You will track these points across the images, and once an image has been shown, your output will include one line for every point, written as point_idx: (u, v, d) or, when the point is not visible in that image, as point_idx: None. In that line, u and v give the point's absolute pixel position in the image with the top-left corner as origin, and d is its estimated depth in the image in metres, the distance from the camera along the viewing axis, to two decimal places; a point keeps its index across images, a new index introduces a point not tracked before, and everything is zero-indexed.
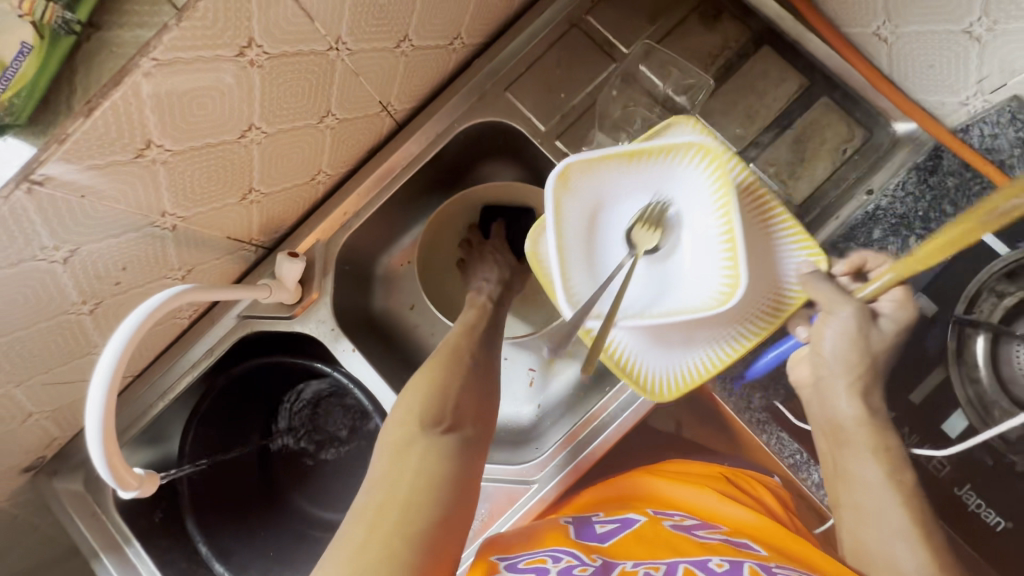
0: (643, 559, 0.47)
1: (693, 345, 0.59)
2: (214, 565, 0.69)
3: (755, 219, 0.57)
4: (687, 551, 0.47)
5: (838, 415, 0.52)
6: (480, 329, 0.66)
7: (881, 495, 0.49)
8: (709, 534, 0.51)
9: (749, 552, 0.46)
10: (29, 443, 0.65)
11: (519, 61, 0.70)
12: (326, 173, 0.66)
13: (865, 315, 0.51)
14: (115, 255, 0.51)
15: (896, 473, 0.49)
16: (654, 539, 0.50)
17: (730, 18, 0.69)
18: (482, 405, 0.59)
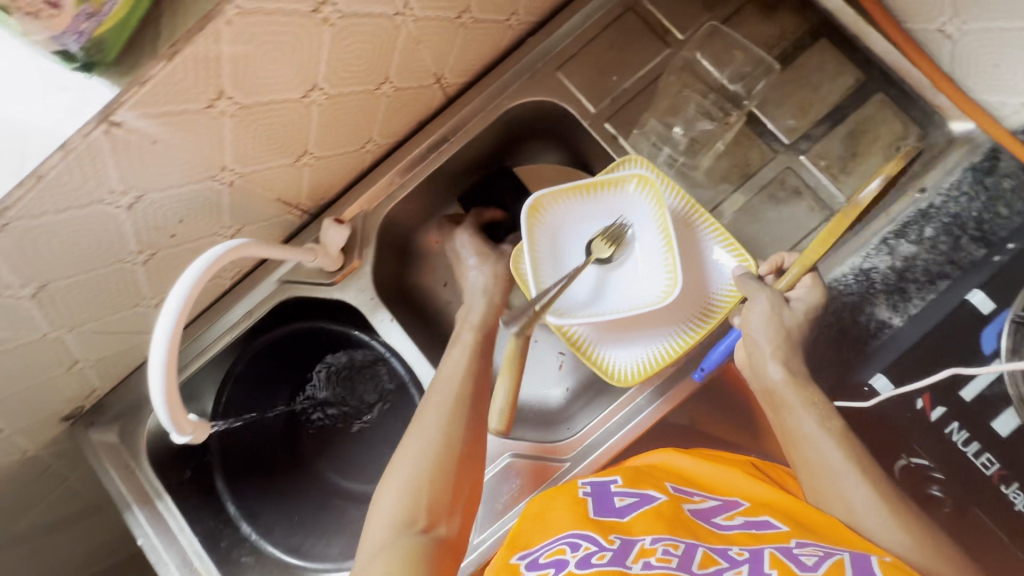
0: (660, 535, 0.46)
1: (650, 336, 0.67)
2: (241, 524, 0.71)
3: (691, 231, 0.66)
4: (705, 537, 0.46)
5: (770, 380, 0.55)
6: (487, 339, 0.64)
7: (822, 445, 0.51)
8: (727, 520, 0.49)
9: (768, 536, 0.46)
10: (71, 392, 0.66)
11: (572, 42, 0.70)
12: (375, 142, 0.66)
13: (777, 299, 0.56)
14: (175, 207, 0.52)
15: (828, 423, 0.52)
16: (675, 517, 0.48)
17: (788, 9, 0.69)
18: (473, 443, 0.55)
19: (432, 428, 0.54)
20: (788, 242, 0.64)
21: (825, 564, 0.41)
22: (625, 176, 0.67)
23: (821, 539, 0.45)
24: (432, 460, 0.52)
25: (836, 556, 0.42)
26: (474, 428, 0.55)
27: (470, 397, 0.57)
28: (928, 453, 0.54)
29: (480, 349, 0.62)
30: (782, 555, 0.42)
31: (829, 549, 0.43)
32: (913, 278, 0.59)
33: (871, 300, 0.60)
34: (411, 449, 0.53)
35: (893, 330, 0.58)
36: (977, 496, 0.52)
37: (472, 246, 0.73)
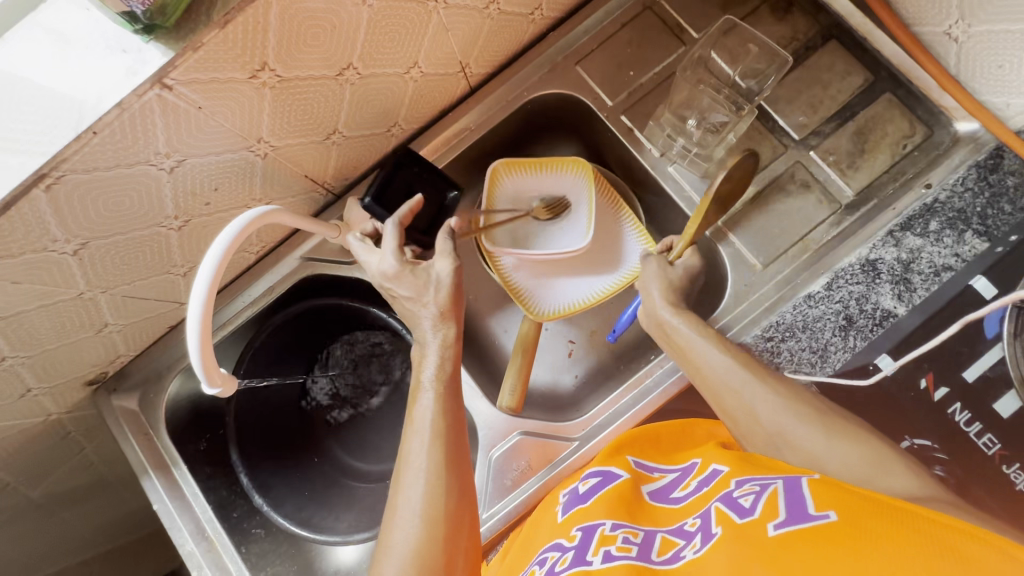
0: (620, 521, 0.48)
1: (571, 289, 0.76)
2: (254, 496, 0.72)
3: (611, 214, 0.77)
4: (663, 521, 0.49)
5: (657, 312, 0.60)
6: (451, 382, 0.59)
7: (700, 347, 0.55)
8: (683, 491, 0.52)
9: (714, 488, 0.48)
10: (97, 356, 0.67)
11: (592, 37, 0.73)
12: (400, 126, 0.69)
13: (662, 262, 0.63)
14: (212, 174, 0.55)
15: (707, 332, 0.56)
16: (634, 501, 0.51)
17: (800, 11, 0.71)
18: (459, 497, 0.53)
19: (412, 507, 0.52)
20: (797, 233, 0.66)
21: (761, 499, 0.43)
22: (566, 160, 0.74)
23: (759, 471, 0.48)
24: (416, 545, 0.50)
25: (771, 486, 0.44)
26: (455, 503, 0.53)
27: (446, 473, 0.53)
28: (930, 434, 0.57)
29: (447, 401, 0.57)
30: (725, 506, 0.44)
31: (766, 480, 0.45)
32: (918, 270, 0.61)
33: (877, 289, 0.61)
34: (397, 543, 0.51)
35: (897, 319, 0.60)
36: (982, 477, 0.54)
37: (405, 280, 0.60)
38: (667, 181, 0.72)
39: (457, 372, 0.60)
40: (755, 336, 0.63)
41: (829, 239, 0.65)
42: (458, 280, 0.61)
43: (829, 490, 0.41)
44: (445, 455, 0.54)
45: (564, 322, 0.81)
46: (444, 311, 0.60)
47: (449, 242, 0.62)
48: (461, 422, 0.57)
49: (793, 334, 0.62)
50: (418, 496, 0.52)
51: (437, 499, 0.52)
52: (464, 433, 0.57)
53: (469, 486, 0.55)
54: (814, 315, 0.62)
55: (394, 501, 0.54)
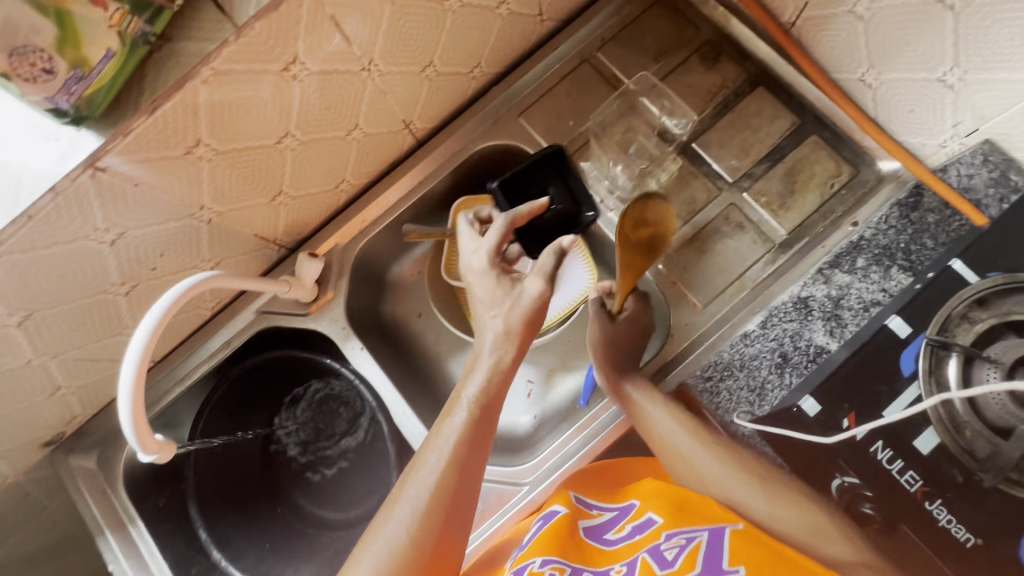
0: (550, 557, 0.51)
1: None
2: (212, 551, 0.73)
3: None
4: (591, 560, 0.53)
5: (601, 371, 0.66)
6: (479, 412, 0.53)
7: (650, 409, 0.61)
8: (616, 534, 0.55)
9: (644, 538, 0.52)
10: (53, 418, 0.69)
11: (533, 90, 0.77)
12: (349, 182, 0.72)
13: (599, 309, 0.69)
14: (156, 243, 0.57)
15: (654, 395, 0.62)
16: (566, 537, 0.55)
17: (728, 60, 0.75)
18: (448, 526, 0.49)
19: (400, 526, 0.48)
20: (733, 272, 0.69)
21: (684, 553, 0.48)
22: None
23: (689, 523, 0.52)
24: (387, 570, 0.46)
25: (696, 539, 0.49)
26: (444, 527, 0.49)
27: (447, 498, 0.49)
28: (857, 470, 0.56)
29: (473, 436, 0.52)
30: (651, 557, 0.49)
31: (692, 532, 0.50)
32: (848, 305, 0.63)
33: (809, 327, 0.63)
34: (373, 555, 0.47)
35: (829, 355, 0.61)
36: (907, 513, 0.53)
37: (489, 284, 0.60)
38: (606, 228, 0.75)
39: (498, 399, 0.55)
40: (693, 373, 0.65)
41: (764, 277, 0.68)
42: (541, 308, 0.58)
43: (744, 549, 0.47)
44: (454, 485, 0.50)
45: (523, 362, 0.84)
46: (514, 334, 0.56)
47: (551, 261, 0.60)
48: (481, 455, 0.52)
49: (731, 373, 0.63)
50: (409, 510, 0.48)
51: (431, 523, 0.48)
52: (478, 466, 0.52)
53: (467, 519, 0.50)
54: (750, 353, 0.64)
55: (385, 508, 0.50)
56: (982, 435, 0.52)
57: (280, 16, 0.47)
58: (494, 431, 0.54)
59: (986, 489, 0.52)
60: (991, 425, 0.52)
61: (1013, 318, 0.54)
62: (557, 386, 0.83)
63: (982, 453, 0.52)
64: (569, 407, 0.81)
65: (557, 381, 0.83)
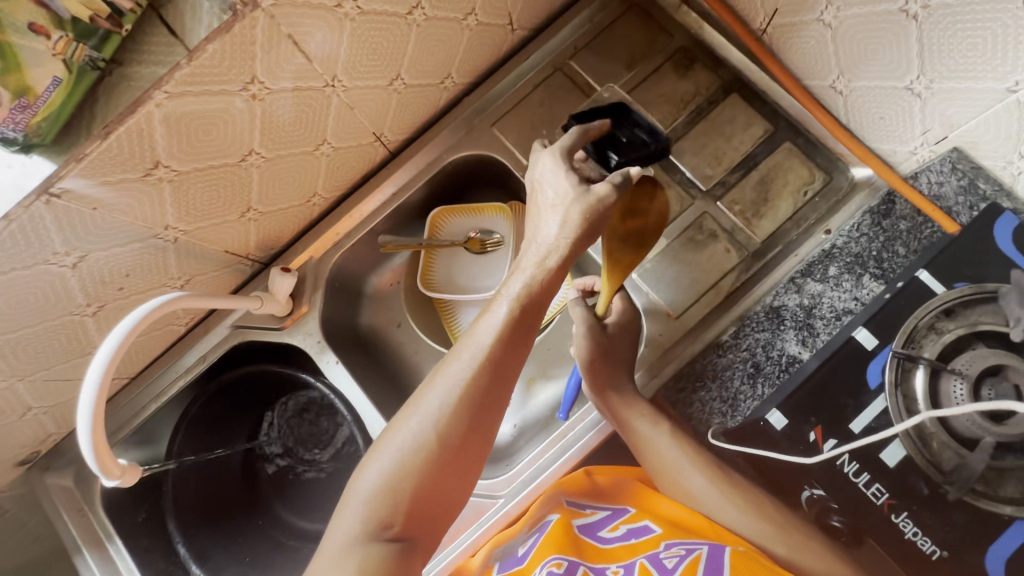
0: (549, 557, 0.53)
1: None
2: (190, 567, 0.72)
3: None
4: (589, 555, 0.53)
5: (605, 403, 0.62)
6: (524, 307, 0.50)
7: (660, 446, 0.58)
8: (611, 532, 0.56)
9: (643, 544, 0.53)
10: (27, 437, 0.69)
11: (506, 100, 0.77)
12: (321, 196, 0.72)
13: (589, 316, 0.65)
14: (120, 263, 0.56)
15: (658, 423, 0.60)
16: (564, 536, 0.55)
17: (701, 67, 0.75)
18: (477, 425, 0.47)
19: (430, 412, 0.46)
20: (707, 281, 0.69)
21: (683, 563, 0.48)
22: (483, 205, 0.82)
23: (686, 535, 0.53)
24: (411, 457, 0.45)
25: (695, 551, 0.50)
26: (473, 422, 0.47)
27: (478, 394, 0.47)
28: (822, 483, 0.56)
29: (513, 332, 0.49)
30: (650, 564, 0.50)
31: (692, 544, 0.51)
32: (820, 314, 0.63)
33: (781, 336, 0.63)
34: (399, 438, 0.46)
35: (801, 364, 0.61)
36: (872, 525, 0.53)
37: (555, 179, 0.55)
38: None
39: (543, 300, 0.51)
40: (666, 385, 0.65)
41: (738, 285, 0.67)
42: (603, 213, 0.53)
43: (744, 564, 0.48)
44: (487, 379, 0.47)
45: None
46: (572, 231, 0.52)
47: (620, 177, 0.54)
48: (518, 358, 0.49)
49: (703, 384, 0.64)
50: (439, 400, 0.46)
51: (460, 417, 0.46)
52: (514, 368, 0.49)
53: (497, 418, 0.48)
54: (722, 364, 0.64)
55: (417, 390, 0.48)
56: (948, 445, 0.52)
57: (234, 37, 0.47)
58: (534, 333, 0.51)
59: (951, 501, 0.52)
60: (957, 437, 0.52)
61: (981, 328, 0.54)
62: (537, 395, 0.83)
63: (947, 465, 0.52)
64: (548, 417, 0.80)
65: (537, 390, 0.83)
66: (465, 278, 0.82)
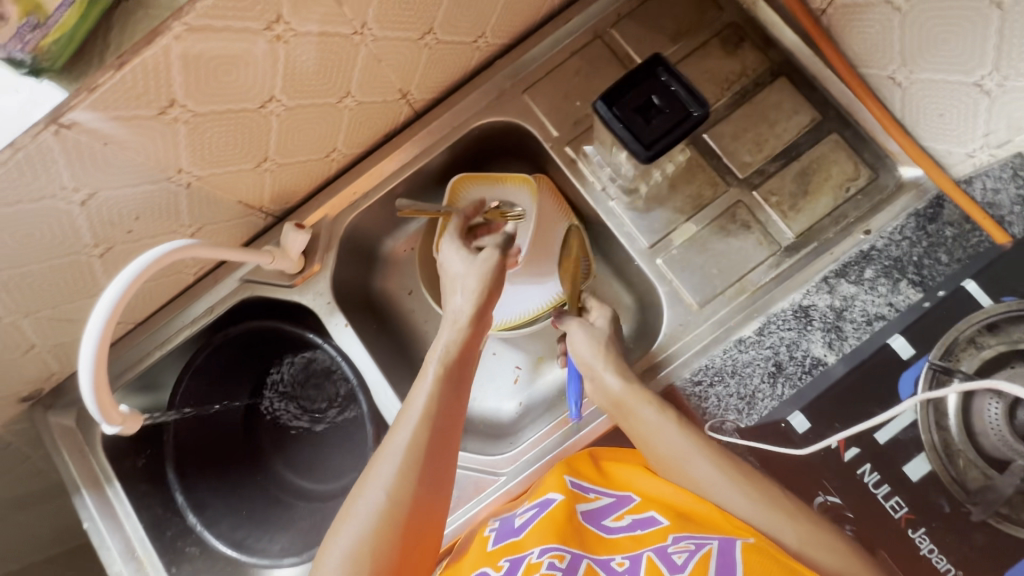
0: (550, 545, 0.49)
1: (518, 301, 0.79)
2: (188, 515, 0.72)
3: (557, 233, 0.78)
4: (592, 547, 0.50)
5: (611, 390, 0.62)
6: (449, 369, 0.57)
7: (666, 434, 0.57)
8: (615, 522, 0.53)
9: (649, 536, 0.49)
10: (31, 374, 0.68)
11: (540, 66, 0.73)
12: (340, 152, 0.69)
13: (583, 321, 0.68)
14: (130, 205, 0.54)
15: (665, 410, 0.59)
16: (566, 524, 0.52)
17: (750, 46, 0.70)
18: (426, 483, 0.50)
19: (382, 482, 0.49)
20: (734, 274, 0.66)
21: (694, 558, 0.45)
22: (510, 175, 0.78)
23: (696, 528, 0.49)
24: (373, 523, 0.47)
25: (706, 546, 0.46)
26: (424, 481, 0.50)
27: (423, 453, 0.51)
28: (839, 491, 0.55)
29: (445, 392, 0.55)
30: (657, 558, 0.46)
31: (702, 539, 0.47)
32: (850, 318, 0.60)
33: (808, 337, 0.61)
34: (359, 512, 0.48)
35: (826, 367, 0.59)
36: (886, 538, 0.52)
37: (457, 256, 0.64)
38: (610, 218, 0.70)
39: (465, 358, 0.58)
40: (684, 377, 0.63)
41: (765, 282, 0.65)
42: (497, 272, 0.62)
43: (760, 563, 0.44)
44: (429, 437, 0.52)
45: (511, 348, 0.83)
46: (475, 295, 0.60)
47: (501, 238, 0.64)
48: (454, 413, 0.55)
49: (722, 379, 0.61)
50: (388, 468, 0.50)
51: (409, 480, 0.49)
52: (452, 423, 0.54)
53: (446, 471, 0.52)
54: (743, 360, 0.61)
55: (369, 466, 0.51)
56: (974, 464, 0.52)
57: None
58: (464, 390, 0.57)
59: (972, 522, 0.51)
60: (985, 456, 0.51)
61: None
62: (543, 374, 0.82)
63: (973, 484, 0.51)
64: (556, 398, 0.80)
65: (544, 370, 0.82)
66: None
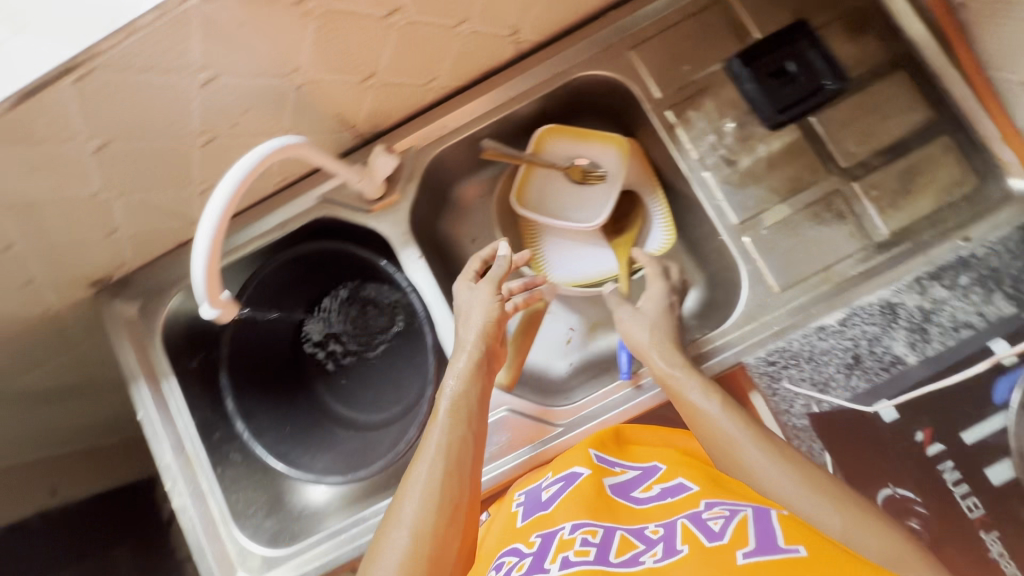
0: (581, 522, 0.49)
1: (588, 262, 0.79)
2: (236, 422, 0.73)
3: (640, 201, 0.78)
4: (624, 518, 0.50)
5: (659, 369, 0.61)
6: (462, 406, 0.58)
7: (711, 413, 0.56)
8: (644, 492, 0.54)
9: (681, 502, 0.50)
10: (104, 258, 0.68)
11: (651, 24, 0.71)
12: (440, 82, 0.68)
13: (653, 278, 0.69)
14: (243, 97, 0.53)
15: (710, 388, 0.57)
16: (596, 497, 0.52)
17: (873, 34, 0.68)
18: (449, 507, 0.51)
19: (405, 520, 0.50)
20: (821, 262, 0.65)
21: (731, 524, 0.45)
22: (598, 133, 0.77)
23: (727, 496, 0.50)
24: (403, 559, 0.48)
25: (741, 513, 0.46)
26: (450, 513, 0.51)
27: (444, 489, 0.52)
28: (914, 486, 0.56)
29: (458, 428, 0.56)
30: (693, 524, 0.46)
31: (736, 506, 0.47)
32: (938, 321, 0.60)
33: (891, 335, 0.60)
34: (389, 550, 0.49)
35: (905, 367, 0.59)
36: (956, 535, 0.54)
37: (463, 294, 0.67)
38: (699, 185, 0.69)
39: (475, 392, 0.59)
40: (758, 357, 0.62)
41: (853, 274, 0.63)
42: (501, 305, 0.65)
43: (797, 531, 0.44)
44: (447, 475, 0.53)
45: (567, 309, 0.83)
46: (480, 330, 0.63)
47: (498, 270, 0.67)
48: (469, 446, 0.56)
49: (796, 363, 0.61)
50: (412, 506, 0.51)
51: (431, 515, 0.50)
52: (468, 455, 0.55)
53: (467, 497, 0.53)
54: (821, 348, 0.61)
55: (392, 512, 0.52)
56: None
57: None
58: (480, 424, 0.58)
59: None
60: None
61: None
62: (597, 339, 0.81)
63: None
64: (608, 364, 0.80)
65: (599, 335, 0.82)
66: (558, 203, 0.78)
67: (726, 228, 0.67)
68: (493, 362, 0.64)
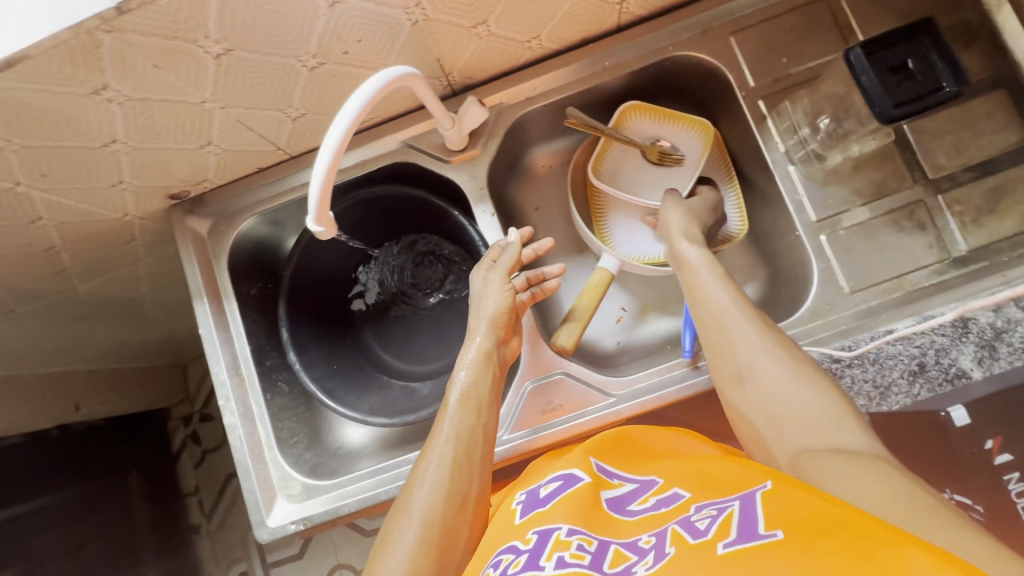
0: (576, 527, 0.43)
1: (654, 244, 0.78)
2: (289, 352, 0.73)
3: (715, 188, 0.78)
4: (615, 531, 0.44)
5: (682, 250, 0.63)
6: (473, 394, 0.58)
7: (714, 290, 0.57)
8: (641, 504, 0.47)
9: (672, 511, 0.43)
10: (187, 172, 0.68)
11: (755, 12, 0.71)
12: (539, 42, 0.68)
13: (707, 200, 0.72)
14: (362, 24, 0.54)
15: (723, 279, 0.58)
16: (588, 503, 0.47)
17: (978, 50, 0.67)
18: (456, 494, 0.50)
19: (414, 511, 0.49)
20: (895, 269, 0.65)
21: (716, 522, 0.38)
22: (683, 116, 0.77)
23: (721, 494, 0.43)
24: (413, 551, 0.46)
25: (728, 509, 0.40)
26: (462, 501, 0.50)
27: (456, 480, 0.51)
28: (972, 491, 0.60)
29: (469, 416, 0.56)
30: (680, 528, 0.40)
31: (724, 503, 0.41)
32: (1008, 341, 0.59)
33: (959, 347, 0.60)
34: (401, 539, 0.47)
35: (969, 381, 0.59)
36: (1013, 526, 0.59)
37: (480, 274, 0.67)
38: (784, 181, 0.69)
39: (489, 382, 0.60)
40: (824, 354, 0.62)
41: (927, 285, 0.64)
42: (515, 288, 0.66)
43: (785, 507, 0.37)
44: (459, 466, 0.52)
45: (621, 288, 0.83)
46: (492, 322, 0.64)
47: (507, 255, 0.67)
48: (481, 437, 0.55)
49: (861, 364, 0.62)
50: (426, 494, 0.50)
51: (439, 502, 0.49)
52: (479, 441, 0.55)
53: (480, 480, 0.53)
54: (888, 352, 0.61)
55: (402, 503, 0.51)
56: None
57: None
58: (492, 413, 0.58)
59: None
60: None
61: None
62: (648, 321, 0.82)
63: None
64: (656, 345, 0.81)
65: (650, 318, 0.82)
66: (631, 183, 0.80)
67: (805, 224, 0.68)
68: (508, 342, 0.65)
